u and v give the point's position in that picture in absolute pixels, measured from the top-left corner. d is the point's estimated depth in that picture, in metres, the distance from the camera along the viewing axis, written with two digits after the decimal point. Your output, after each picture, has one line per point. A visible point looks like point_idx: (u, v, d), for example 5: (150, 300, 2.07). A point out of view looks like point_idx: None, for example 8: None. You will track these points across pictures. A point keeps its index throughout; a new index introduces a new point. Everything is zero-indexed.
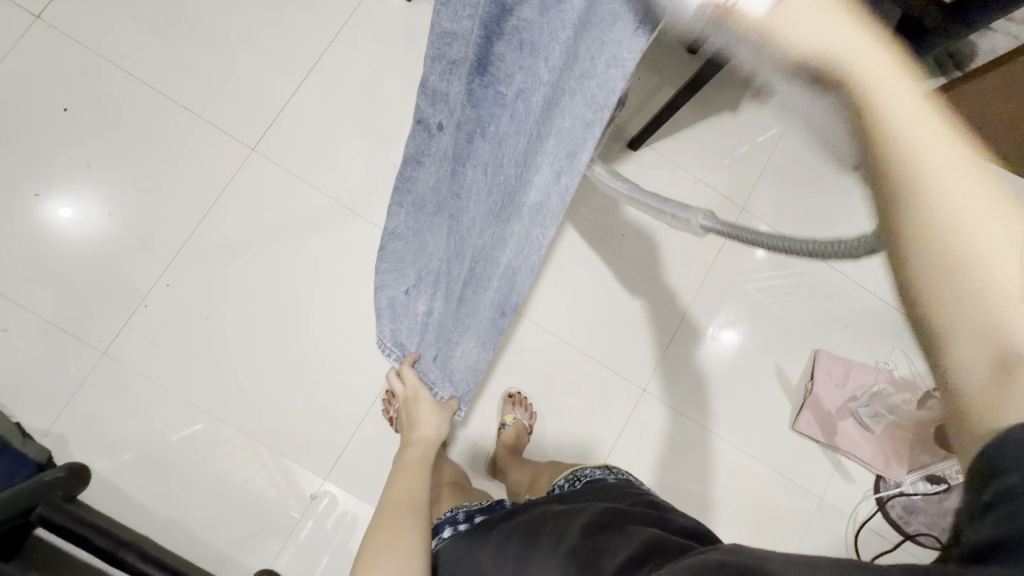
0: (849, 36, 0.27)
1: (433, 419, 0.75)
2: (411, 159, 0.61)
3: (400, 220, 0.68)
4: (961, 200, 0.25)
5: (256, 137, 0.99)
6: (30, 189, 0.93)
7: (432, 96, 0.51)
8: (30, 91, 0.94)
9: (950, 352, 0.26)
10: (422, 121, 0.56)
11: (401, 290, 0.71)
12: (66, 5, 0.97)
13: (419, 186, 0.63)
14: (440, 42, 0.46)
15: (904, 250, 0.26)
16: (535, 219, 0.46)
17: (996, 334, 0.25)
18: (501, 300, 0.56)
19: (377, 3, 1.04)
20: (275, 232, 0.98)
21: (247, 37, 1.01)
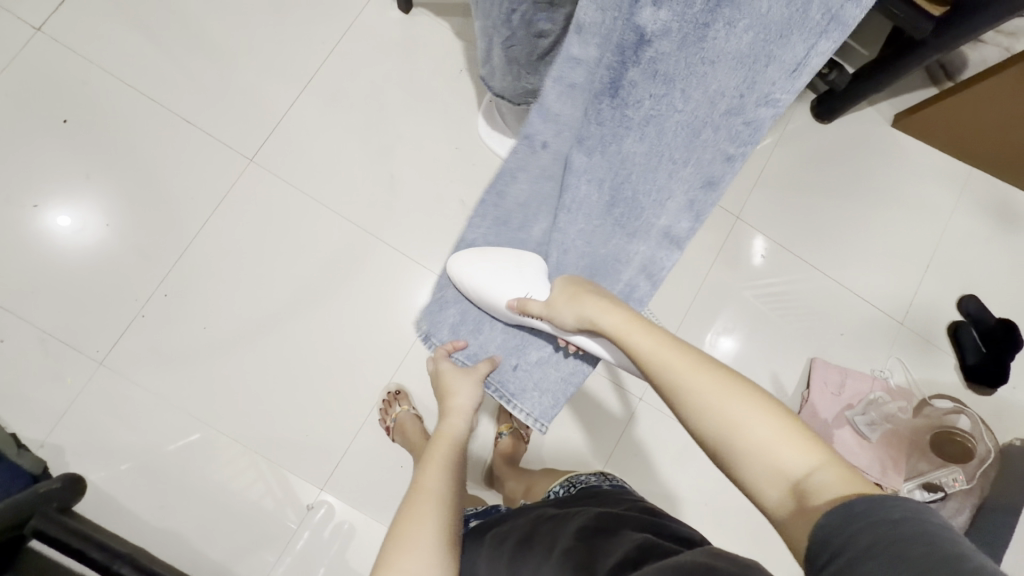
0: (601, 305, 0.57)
1: (467, 388, 0.68)
2: (508, 172, 0.63)
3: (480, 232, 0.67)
4: (681, 379, 0.49)
5: (254, 148, 1.00)
6: (29, 200, 0.93)
7: (547, 114, 0.58)
8: (30, 102, 0.95)
9: (755, 486, 0.43)
10: (531, 136, 0.60)
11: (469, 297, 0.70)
12: (66, 18, 0.98)
13: (508, 201, 0.65)
14: (567, 66, 0.53)
15: (699, 436, 0.47)
16: (663, 239, 0.62)
17: (766, 458, 0.42)
18: (674, 225, 0.61)
19: (374, 15, 1.05)
20: (274, 241, 0.98)
21: (246, 49, 1.02)
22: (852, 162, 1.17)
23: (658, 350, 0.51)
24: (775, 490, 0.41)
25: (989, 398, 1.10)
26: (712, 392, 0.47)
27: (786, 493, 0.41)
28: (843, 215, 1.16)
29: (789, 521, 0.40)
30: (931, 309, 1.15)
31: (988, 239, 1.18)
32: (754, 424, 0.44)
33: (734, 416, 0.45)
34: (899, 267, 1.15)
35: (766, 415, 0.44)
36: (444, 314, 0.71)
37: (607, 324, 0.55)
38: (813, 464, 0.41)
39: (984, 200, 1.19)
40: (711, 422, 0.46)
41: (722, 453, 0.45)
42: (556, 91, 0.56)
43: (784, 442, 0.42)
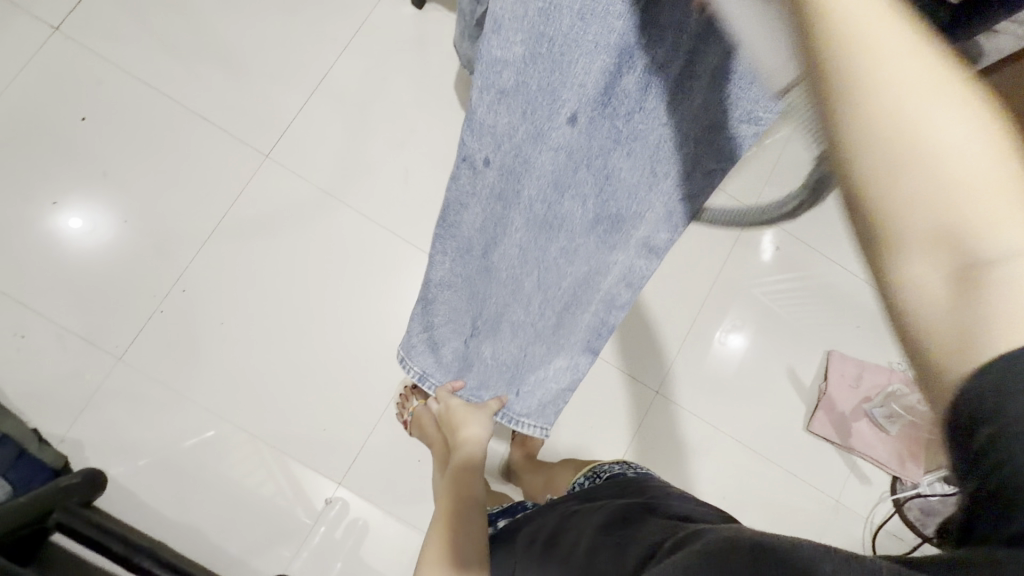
0: None
1: (473, 418, 0.78)
2: (454, 204, 0.58)
3: (446, 268, 0.64)
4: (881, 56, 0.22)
5: (269, 145, 1.00)
6: (48, 198, 0.94)
7: (479, 129, 0.49)
8: (48, 101, 0.96)
9: (918, 314, 0.23)
10: (468, 158, 0.52)
11: (459, 338, 0.72)
12: (83, 17, 0.98)
13: (465, 229, 0.60)
14: (490, 71, 0.44)
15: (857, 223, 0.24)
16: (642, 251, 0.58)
17: (953, 228, 0.22)
18: (654, 236, 0.56)
19: (387, 11, 1.06)
20: (289, 237, 0.99)
21: (260, 47, 1.02)
22: None
23: None
24: (936, 295, 0.22)
25: None
26: (928, 123, 0.22)
27: (949, 295, 0.22)
28: None
29: (948, 357, 0.22)
30: None
31: None
32: (976, 200, 0.22)
33: (936, 139, 0.22)
34: None
35: (1003, 183, 0.21)
36: (440, 354, 0.74)
37: None
38: None
39: None
40: (910, 189, 0.22)
41: (878, 236, 0.23)
42: (485, 103, 0.46)
43: (1005, 203, 0.21)
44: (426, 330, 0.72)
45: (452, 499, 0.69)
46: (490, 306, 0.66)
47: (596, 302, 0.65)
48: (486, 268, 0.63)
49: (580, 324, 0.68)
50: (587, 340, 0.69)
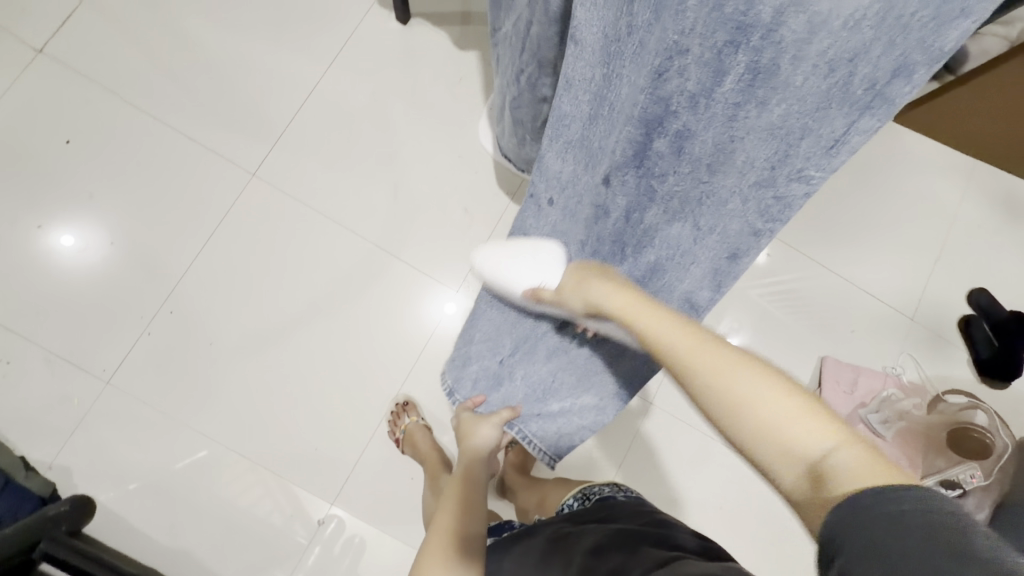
0: (605, 288, 0.55)
1: (482, 428, 0.74)
2: (528, 224, 0.66)
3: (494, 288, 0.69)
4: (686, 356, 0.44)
5: (256, 163, 1.00)
6: (33, 221, 0.93)
7: (545, 173, 0.57)
8: (33, 124, 0.95)
9: (771, 468, 0.37)
10: (535, 195, 0.62)
11: (494, 358, 0.73)
12: (67, 39, 0.98)
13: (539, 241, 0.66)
14: (560, 123, 0.51)
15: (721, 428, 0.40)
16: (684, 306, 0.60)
17: (766, 425, 0.38)
18: (697, 292, 0.59)
19: (373, 26, 1.06)
20: (278, 255, 0.98)
21: (246, 65, 1.02)
22: (856, 159, 1.17)
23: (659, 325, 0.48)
24: (788, 471, 0.36)
25: (1004, 392, 1.09)
26: (729, 374, 0.41)
27: (801, 476, 0.35)
28: (846, 214, 1.15)
29: (799, 498, 0.35)
30: (941, 305, 1.14)
31: (996, 231, 1.17)
32: (783, 418, 0.37)
33: (737, 385, 0.40)
34: (906, 262, 1.14)
35: (793, 407, 0.38)
36: (470, 368, 0.75)
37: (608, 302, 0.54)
38: (829, 443, 0.35)
39: (991, 192, 1.18)
40: (725, 401, 0.40)
41: (748, 450, 0.39)
42: (553, 150, 0.54)
43: (801, 420, 0.37)
44: (465, 344, 0.75)
45: (450, 507, 0.67)
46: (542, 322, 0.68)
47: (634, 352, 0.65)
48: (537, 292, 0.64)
49: (609, 363, 0.70)
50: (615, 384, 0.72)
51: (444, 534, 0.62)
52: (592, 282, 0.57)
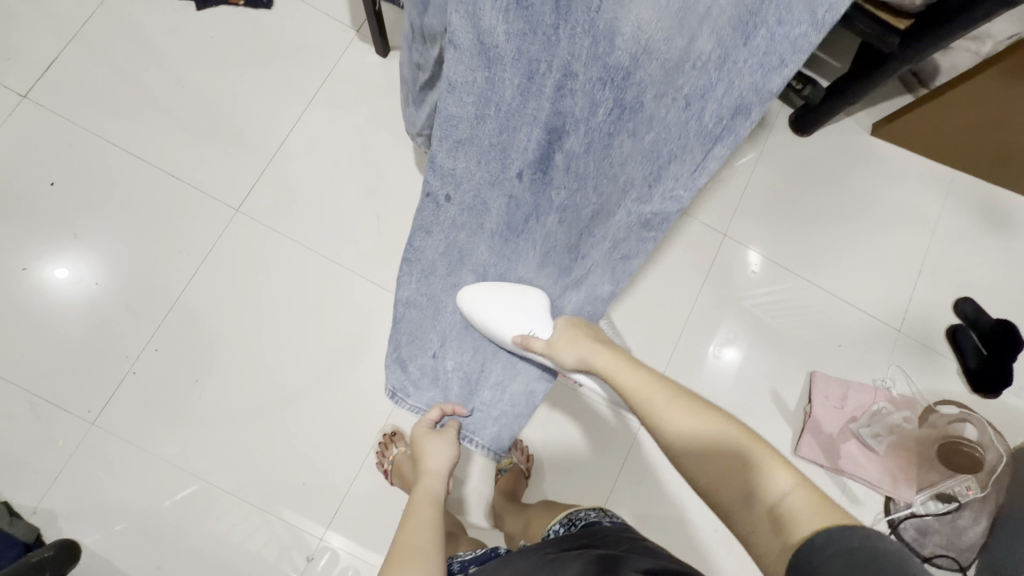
0: (589, 346, 0.61)
1: (440, 448, 0.74)
2: (420, 231, 0.68)
3: (412, 290, 0.72)
4: (688, 446, 0.48)
5: (239, 198, 1.01)
6: (18, 263, 0.94)
7: (440, 172, 0.62)
8: (17, 167, 0.96)
9: (750, 532, 0.42)
10: (430, 194, 0.65)
11: (429, 354, 0.76)
12: (52, 84, 1.00)
13: (428, 254, 0.70)
14: (446, 123, 0.57)
15: (699, 489, 0.47)
16: (609, 274, 0.67)
17: (746, 487, 0.44)
18: (603, 282, 0.68)
19: (353, 61, 1.08)
20: (262, 288, 0.99)
21: (228, 101, 1.04)
22: (836, 175, 1.18)
23: (640, 382, 0.55)
24: (753, 519, 0.42)
25: (995, 403, 1.08)
26: (679, 416, 0.50)
27: (763, 521, 0.42)
28: (829, 230, 1.16)
29: (769, 548, 0.40)
30: (928, 316, 1.14)
31: (979, 241, 1.17)
32: (718, 460, 0.46)
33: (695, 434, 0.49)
34: (891, 274, 1.15)
35: (747, 460, 0.45)
36: (408, 370, 0.77)
37: (599, 360, 0.59)
38: (785, 484, 0.42)
39: (970, 202, 1.19)
40: (709, 472, 0.46)
41: (709, 501, 0.46)
42: (444, 150, 0.60)
43: (770, 473, 0.43)
44: (395, 350, 0.77)
45: (415, 520, 0.66)
46: (465, 312, 0.73)
47: (557, 322, 0.73)
48: (454, 285, 0.72)
49: None
50: None
51: (406, 546, 0.62)
52: (572, 343, 0.63)
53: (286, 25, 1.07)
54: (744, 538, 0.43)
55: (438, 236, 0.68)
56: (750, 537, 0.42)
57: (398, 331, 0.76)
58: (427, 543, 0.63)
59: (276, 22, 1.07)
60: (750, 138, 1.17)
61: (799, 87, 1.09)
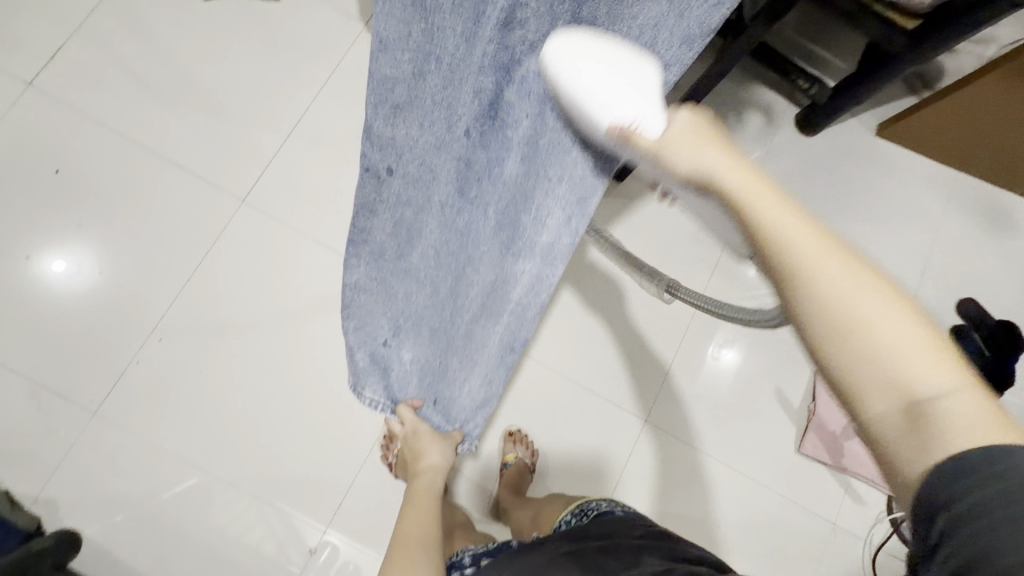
0: (719, 158, 0.38)
1: (434, 447, 0.80)
2: (364, 210, 0.57)
3: (360, 274, 0.65)
4: (854, 295, 0.32)
5: (245, 189, 1.00)
6: (21, 251, 0.93)
7: (377, 142, 0.50)
8: (22, 154, 0.96)
9: (880, 435, 0.31)
10: (371, 169, 0.53)
11: (382, 339, 0.72)
12: (57, 72, 0.99)
13: (378, 235, 0.60)
14: (382, 87, 0.45)
15: (833, 385, 0.32)
16: (545, 256, 0.56)
17: (903, 382, 0.30)
18: (556, 241, 0.54)
19: (361, 53, 1.07)
20: (267, 280, 0.98)
21: (234, 91, 1.03)
22: (842, 174, 1.18)
23: (789, 224, 0.34)
24: (886, 411, 0.30)
25: None
26: (837, 283, 0.32)
27: (897, 414, 0.30)
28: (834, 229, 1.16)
29: (900, 449, 0.30)
30: (931, 315, 1.14)
31: (981, 243, 1.18)
32: (856, 300, 0.32)
33: (879, 334, 0.31)
34: (895, 273, 1.15)
35: (901, 319, 0.31)
36: (358, 360, 0.74)
37: (726, 180, 0.37)
38: (945, 386, 0.30)
39: (973, 204, 1.20)
40: (872, 375, 0.31)
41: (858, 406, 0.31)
42: (380, 116, 0.47)
43: (934, 362, 0.31)
44: (348, 330, 0.72)
45: (414, 518, 0.76)
46: (420, 298, 0.66)
47: (507, 313, 0.63)
48: (404, 269, 0.63)
49: (490, 340, 0.68)
50: (513, 318, 0.63)
51: (409, 544, 0.72)
52: (697, 145, 0.39)
53: (293, 17, 1.07)
54: (864, 434, 0.32)
55: (386, 217, 0.58)
56: (877, 442, 0.31)
57: (346, 317, 0.70)
58: (427, 542, 0.73)
59: (283, 14, 1.07)
60: (756, 137, 1.17)
61: (806, 86, 1.09)
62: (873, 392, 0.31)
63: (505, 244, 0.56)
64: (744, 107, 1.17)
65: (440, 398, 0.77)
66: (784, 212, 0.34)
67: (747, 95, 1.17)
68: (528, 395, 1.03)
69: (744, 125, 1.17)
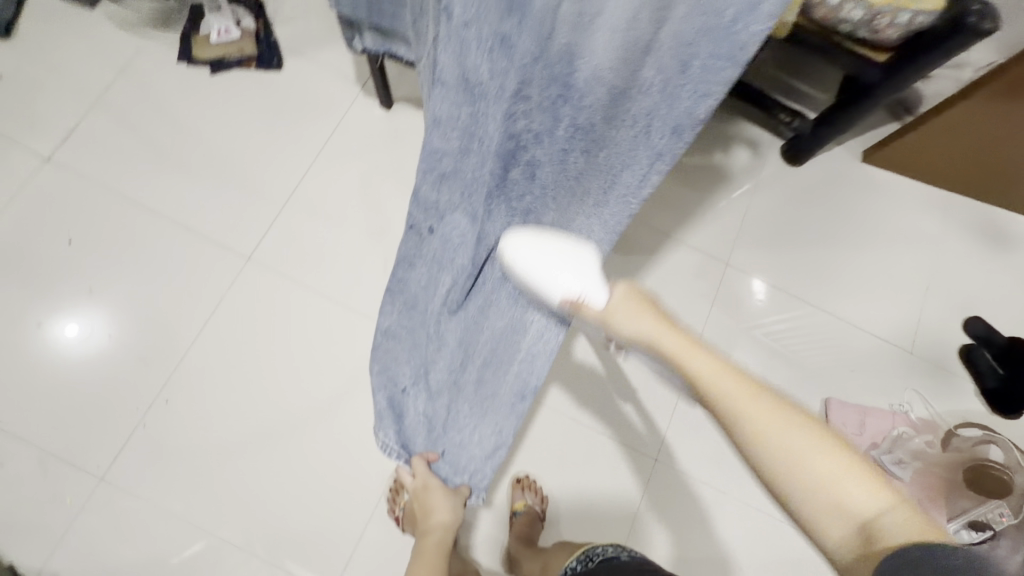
0: (649, 324, 0.51)
1: (444, 503, 0.78)
2: (405, 261, 0.68)
3: (392, 320, 0.72)
4: (786, 436, 0.42)
5: (250, 248, 1.03)
6: (33, 319, 0.96)
7: (424, 204, 0.61)
8: (38, 226, 1.00)
9: (823, 531, 0.40)
10: (414, 226, 0.64)
11: (405, 379, 0.74)
12: (73, 147, 1.05)
13: (410, 287, 0.69)
14: (431, 157, 0.56)
15: (778, 497, 0.42)
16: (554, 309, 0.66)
17: (836, 503, 0.40)
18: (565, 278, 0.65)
19: (359, 114, 1.13)
20: (272, 335, 1.00)
21: (240, 155, 1.08)
22: (833, 201, 1.20)
23: (730, 381, 0.44)
24: (839, 533, 0.40)
25: (1017, 423, 1.06)
26: (774, 425, 0.42)
27: (851, 537, 0.39)
28: (831, 255, 1.17)
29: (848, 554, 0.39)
30: (940, 335, 1.13)
31: (981, 259, 1.18)
32: (780, 433, 0.42)
33: (815, 463, 0.41)
34: (897, 295, 1.15)
35: (807, 443, 0.41)
36: (382, 406, 0.77)
37: (696, 364, 0.46)
38: (884, 505, 0.39)
39: (969, 222, 1.20)
40: (806, 478, 0.41)
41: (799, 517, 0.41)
42: (428, 182, 0.58)
43: (863, 487, 0.40)
44: (380, 368, 0.75)
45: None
46: (443, 361, 0.70)
47: (516, 363, 0.71)
48: (429, 322, 0.69)
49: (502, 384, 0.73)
50: (519, 374, 0.72)
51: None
52: (636, 316, 0.52)
53: (295, 83, 1.13)
54: (818, 537, 0.41)
55: (422, 267, 0.67)
56: (823, 540, 0.41)
57: (372, 364, 0.75)
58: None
59: (285, 82, 1.13)
60: (745, 169, 1.20)
61: (789, 119, 1.12)
62: (806, 509, 0.41)
63: (519, 298, 0.66)
64: (730, 142, 1.21)
65: (450, 450, 0.77)
66: (722, 373, 0.45)
67: (732, 130, 1.21)
68: (536, 438, 1.01)
69: (732, 159, 1.20)
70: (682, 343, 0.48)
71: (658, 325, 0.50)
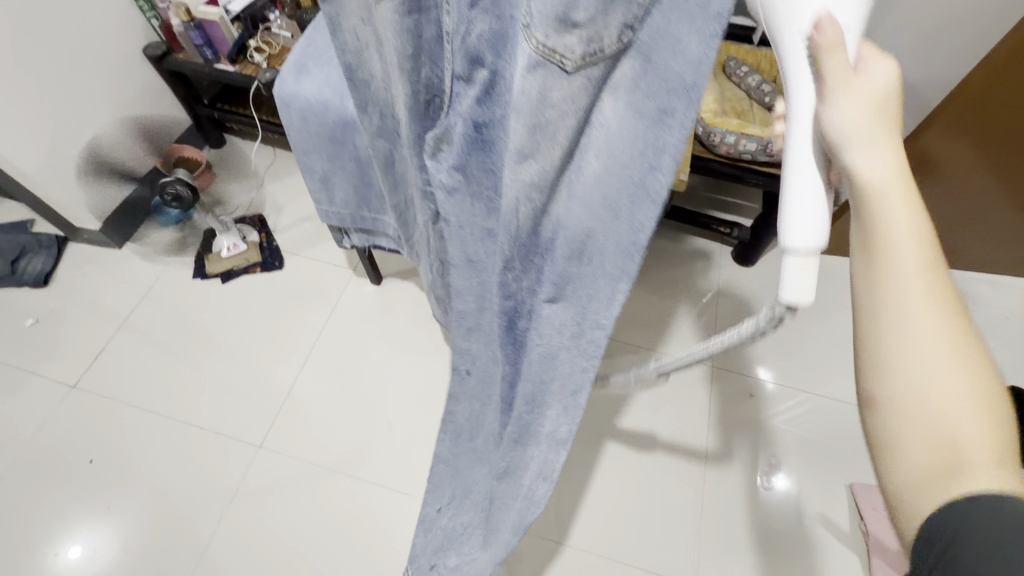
0: (858, 113, 0.34)
1: None
2: (454, 398, 0.73)
3: (445, 444, 0.76)
4: (918, 321, 0.33)
5: (261, 435, 1.08)
6: (49, 549, 0.96)
7: (465, 352, 0.68)
8: (61, 452, 1.05)
9: (896, 462, 0.33)
10: (458, 369, 0.70)
11: (433, 505, 0.76)
12: (98, 370, 1.15)
13: (460, 418, 0.74)
14: (463, 316, 0.64)
15: (864, 398, 0.35)
16: (552, 445, 0.56)
17: (938, 425, 0.32)
18: (557, 430, 0.55)
19: (354, 293, 1.27)
20: (287, 522, 1.00)
21: (250, 350, 1.18)
22: None
23: (901, 221, 0.34)
24: (917, 451, 0.32)
25: None
26: (920, 310, 0.33)
27: (936, 459, 0.31)
28: (810, 338, 1.23)
29: (918, 490, 0.31)
30: None
31: None
32: (931, 342, 0.33)
33: (935, 367, 0.32)
34: None
35: (950, 345, 0.33)
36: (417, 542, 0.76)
37: (860, 160, 0.34)
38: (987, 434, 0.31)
39: None
40: (911, 395, 0.32)
41: (879, 437, 0.34)
42: (465, 334, 0.66)
43: (973, 406, 0.32)
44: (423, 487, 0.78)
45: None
46: (478, 489, 0.72)
47: (520, 499, 0.61)
48: (467, 445, 0.74)
49: (504, 524, 0.64)
50: (519, 516, 0.61)
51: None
52: (856, 103, 0.34)
53: (296, 277, 1.28)
54: (880, 469, 0.34)
55: (468, 402, 0.72)
56: (887, 476, 0.33)
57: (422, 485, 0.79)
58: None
59: (287, 278, 1.28)
60: (706, 278, 1.32)
61: (729, 230, 1.26)
62: (893, 422, 0.33)
63: (515, 438, 0.60)
64: (685, 257, 1.35)
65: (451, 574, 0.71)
66: (900, 213, 0.34)
67: (684, 248, 1.37)
68: None
69: (691, 271, 1.33)
70: (898, 197, 0.34)
71: (890, 177, 0.34)
